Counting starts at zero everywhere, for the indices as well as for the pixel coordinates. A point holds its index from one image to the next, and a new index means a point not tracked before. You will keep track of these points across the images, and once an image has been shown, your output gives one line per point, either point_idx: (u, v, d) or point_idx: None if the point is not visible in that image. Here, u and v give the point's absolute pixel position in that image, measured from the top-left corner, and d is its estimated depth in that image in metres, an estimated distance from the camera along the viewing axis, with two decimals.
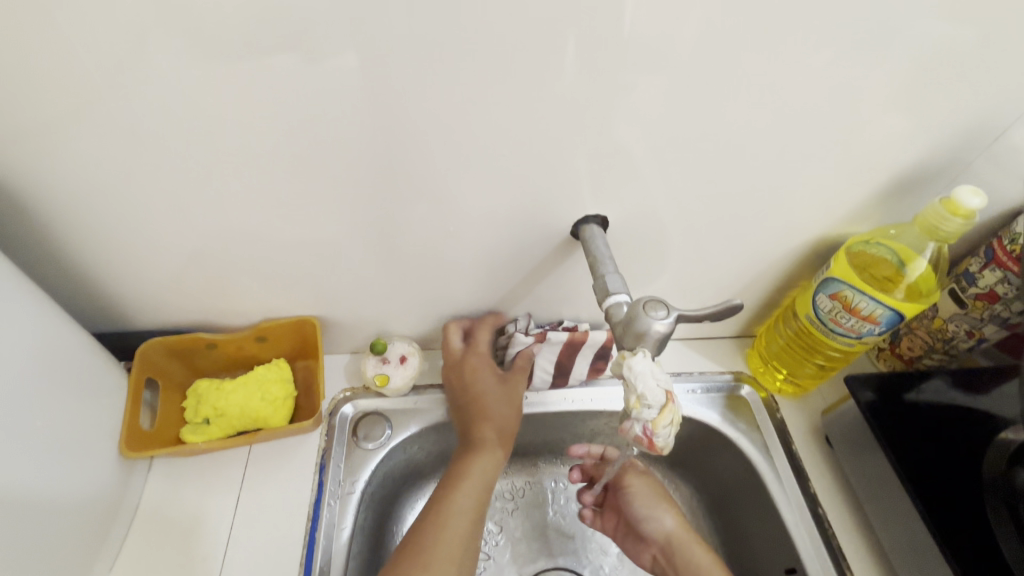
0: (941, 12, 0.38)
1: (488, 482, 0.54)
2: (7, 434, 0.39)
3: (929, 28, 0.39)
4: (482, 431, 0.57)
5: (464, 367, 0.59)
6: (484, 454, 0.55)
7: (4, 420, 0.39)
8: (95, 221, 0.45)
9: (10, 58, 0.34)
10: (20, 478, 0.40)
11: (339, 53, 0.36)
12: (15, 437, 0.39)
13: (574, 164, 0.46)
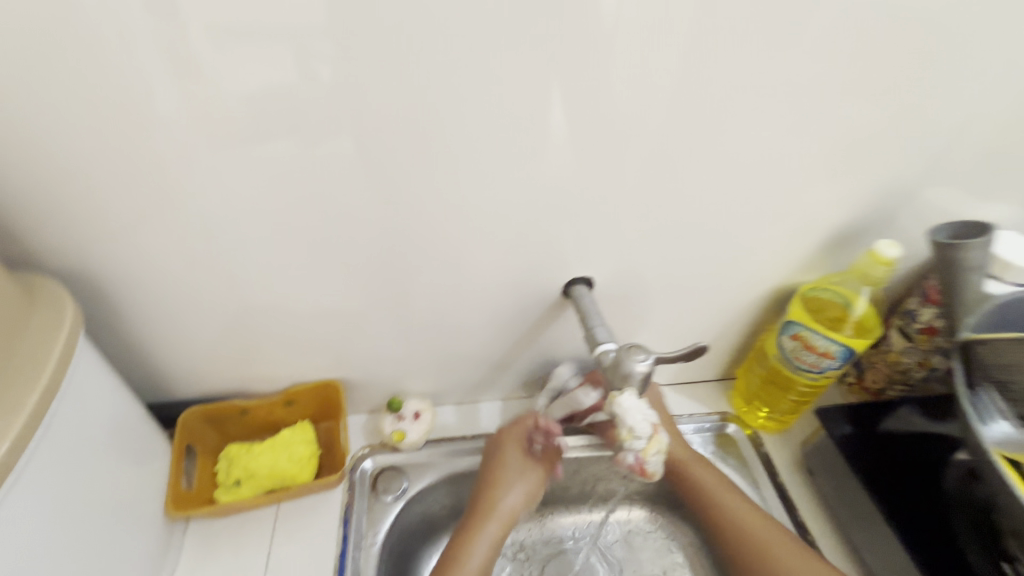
0: (844, 104, 0.49)
1: (488, 555, 0.59)
2: (77, 493, 0.44)
3: (837, 116, 0.49)
4: (494, 500, 0.61)
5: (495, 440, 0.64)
6: (490, 524, 0.60)
7: (76, 480, 0.44)
8: (154, 303, 0.53)
9: (114, 174, 0.43)
10: (83, 535, 0.44)
11: (371, 156, 0.46)
12: (83, 496, 0.45)
13: (563, 234, 0.55)
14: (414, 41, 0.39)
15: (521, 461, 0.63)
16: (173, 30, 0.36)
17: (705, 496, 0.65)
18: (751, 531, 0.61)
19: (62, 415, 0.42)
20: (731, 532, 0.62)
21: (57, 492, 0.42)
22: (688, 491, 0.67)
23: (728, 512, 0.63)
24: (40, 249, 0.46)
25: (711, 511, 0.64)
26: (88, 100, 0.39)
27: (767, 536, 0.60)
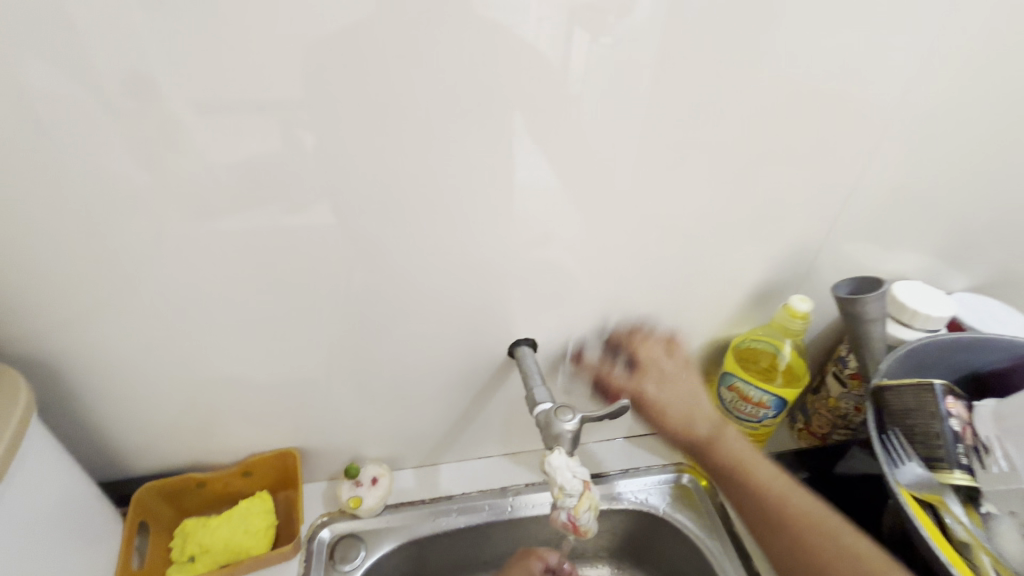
0: (747, 174, 0.55)
1: None
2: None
3: (742, 184, 0.55)
4: None
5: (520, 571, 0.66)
6: None
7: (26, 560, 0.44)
8: (112, 381, 0.55)
9: (71, 262, 0.46)
10: None
11: (315, 238, 0.50)
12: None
13: (503, 300, 0.59)
14: (350, 139, 0.45)
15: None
16: (131, 137, 0.41)
17: (733, 468, 0.59)
18: (785, 506, 0.55)
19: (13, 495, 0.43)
20: (763, 505, 0.56)
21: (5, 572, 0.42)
22: (715, 471, 0.61)
23: (778, 492, 0.56)
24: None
25: (749, 494, 0.57)
26: (52, 199, 0.43)
27: (811, 510, 0.54)
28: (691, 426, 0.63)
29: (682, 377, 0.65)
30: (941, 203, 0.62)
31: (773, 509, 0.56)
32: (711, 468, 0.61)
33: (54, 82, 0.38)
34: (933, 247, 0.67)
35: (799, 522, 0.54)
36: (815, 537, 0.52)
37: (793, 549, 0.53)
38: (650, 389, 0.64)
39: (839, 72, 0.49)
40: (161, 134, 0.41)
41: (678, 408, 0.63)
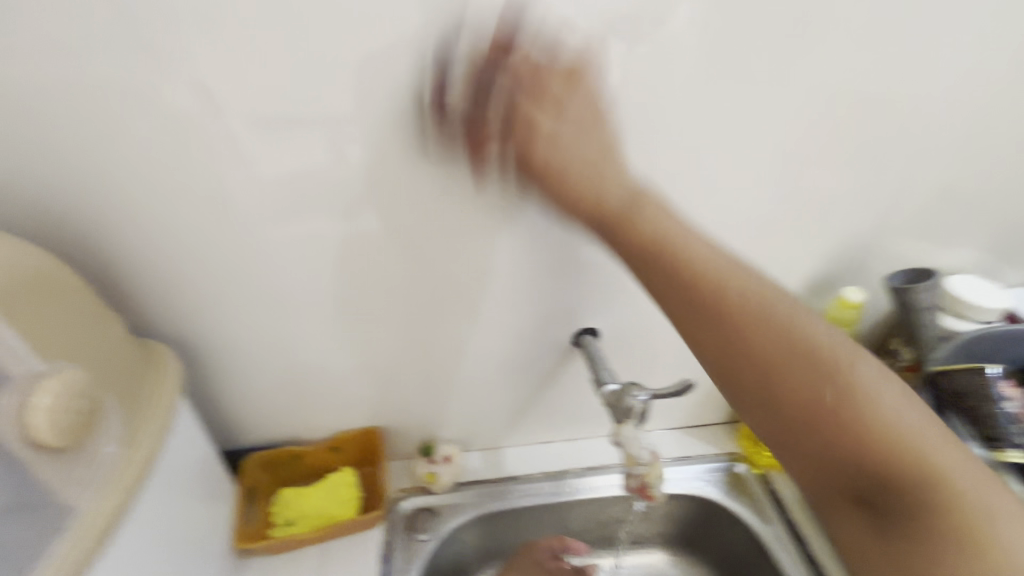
0: (804, 171, 0.58)
1: None
2: (178, 522, 0.52)
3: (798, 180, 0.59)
4: None
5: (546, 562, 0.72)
6: None
7: (181, 507, 0.52)
8: (230, 360, 0.63)
9: (209, 254, 0.54)
10: (181, 558, 0.52)
11: (408, 235, 0.56)
12: (181, 524, 0.52)
13: (566, 293, 0.65)
14: (444, 148, 0.51)
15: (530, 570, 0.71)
16: (267, 149, 0.49)
17: (735, 355, 0.41)
18: (805, 371, 0.39)
19: (173, 448, 0.51)
20: (784, 393, 0.40)
21: (168, 514, 0.50)
22: (687, 310, 0.42)
23: (788, 349, 0.40)
24: (147, 319, 0.57)
25: (746, 342, 0.40)
26: (201, 202, 0.51)
27: (846, 363, 0.40)
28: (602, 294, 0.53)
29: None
30: (993, 199, 0.64)
31: (791, 381, 0.40)
32: (700, 327, 0.42)
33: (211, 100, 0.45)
34: (986, 242, 0.68)
35: (808, 423, 0.39)
36: (823, 429, 0.39)
37: (771, 397, 0.40)
38: None
39: (891, 77, 0.53)
40: (292, 146, 0.49)
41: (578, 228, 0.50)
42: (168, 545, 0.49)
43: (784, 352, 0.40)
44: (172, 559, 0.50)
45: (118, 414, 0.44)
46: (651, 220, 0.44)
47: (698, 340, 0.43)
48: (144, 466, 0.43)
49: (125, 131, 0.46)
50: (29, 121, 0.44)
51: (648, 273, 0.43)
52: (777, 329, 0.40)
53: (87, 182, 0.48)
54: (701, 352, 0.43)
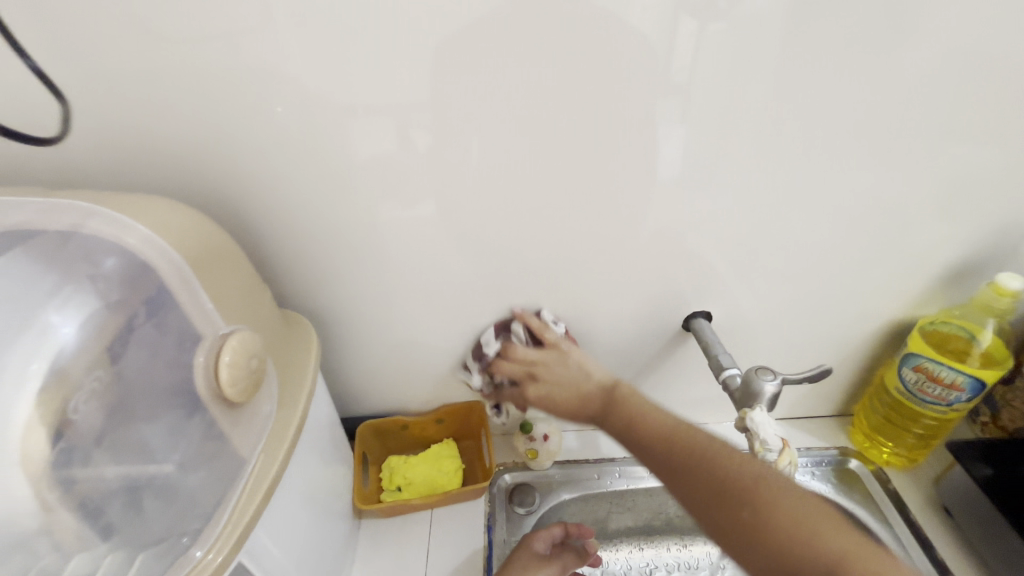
0: (956, 145, 0.53)
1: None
2: (314, 479, 0.55)
3: (948, 155, 0.54)
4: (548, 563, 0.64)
5: (562, 540, 0.67)
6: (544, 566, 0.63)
7: (316, 467, 0.56)
8: (352, 335, 0.66)
9: (339, 231, 0.57)
10: (317, 513, 0.55)
11: (526, 213, 0.56)
12: (316, 483, 0.56)
13: (681, 277, 0.63)
14: (574, 126, 0.51)
15: (537, 562, 0.63)
16: (402, 132, 0.50)
17: (707, 491, 0.42)
18: (792, 516, 0.39)
19: (312, 413, 0.54)
20: (773, 538, 0.38)
21: (307, 472, 0.53)
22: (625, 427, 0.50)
23: (751, 500, 0.40)
24: (283, 291, 0.61)
25: (663, 450, 0.46)
26: (339, 181, 0.53)
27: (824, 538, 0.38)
28: (583, 389, 0.56)
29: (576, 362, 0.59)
30: None
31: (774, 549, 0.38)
32: (630, 430, 0.49)
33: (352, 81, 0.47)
34: None
35: (748, 529, 0.39)
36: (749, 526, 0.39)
37: (713, 497, 0.41)
38: (530, 387, 0.60)
39: None
40: (425, 124, 0.50)
41: (563, 393, 0.57)
42: (308, 502, 0.53)
43: (748, 518, 0.39)
44: (309, 515, 0.54)
45: (274, 376, 0.47)
46: (656, 431, 0.48)
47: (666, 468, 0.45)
48: (297, 426, 0.46)
49: (279, 115, 0.48)
50: (190, 107, 0.48)
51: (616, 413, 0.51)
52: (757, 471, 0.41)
53: (240, 166, 0.51)
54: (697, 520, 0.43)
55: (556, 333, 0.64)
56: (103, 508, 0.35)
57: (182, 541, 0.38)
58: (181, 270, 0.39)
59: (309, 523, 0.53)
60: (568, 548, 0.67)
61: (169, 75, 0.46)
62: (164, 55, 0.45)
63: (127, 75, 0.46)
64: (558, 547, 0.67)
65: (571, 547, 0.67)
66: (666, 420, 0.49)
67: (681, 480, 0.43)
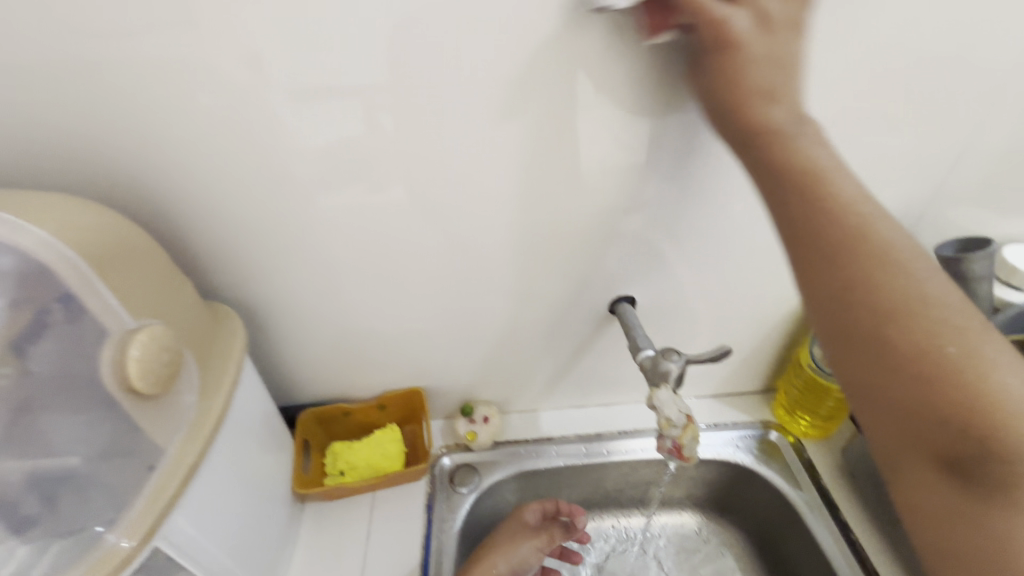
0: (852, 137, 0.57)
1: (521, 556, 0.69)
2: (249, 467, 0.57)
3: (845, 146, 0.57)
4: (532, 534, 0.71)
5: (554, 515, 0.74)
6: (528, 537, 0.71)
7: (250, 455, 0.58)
8: (286, 323, 0.67)
9: (266, 224, 0.57)
10: (252, 499, 0.57)
11: (450, 202, 0.58)
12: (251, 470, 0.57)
13: (608, 261, 0.65)
14: (491, 118, 0.52)
15: (522, 531, 0.71)
16: (320, 123, 0.50)
17: (873, 326, 0.40)
18: (977, 372, 0.37)
19: (241, 402, 0.56)
20: (938, 390, 0.37)
21: (239, 460, 0.55)
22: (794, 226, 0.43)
23: (931, 339, 0.38)
24: (214, 283, 0.62)
25: (834, 263, 0.41)
26: (260, 172, 0.53)
27: (1008, 387, 0.36)
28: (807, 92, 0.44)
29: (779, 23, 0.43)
30: None
31: (934, 388, 0.37)
32: (808, 242, 0.42)
33: (264, 76, 0.47)
34: None
35: (926, 371, 0.37)
36: (924, 371, 0.37)
37: (876, 333, 0.39)
38: (743, 28, 0.42)
39: (955, 36, 0.50)
40: (342, 116, 0.50)
41: (789, 86, 0.43)
42: (241, 488, 0.55)
43: (923, 354, 0.38)
44: (244, 500, 0.55)
45: (194, 367, 0.48)
46: (837, 206, 0.42)
47: (833, 283, 0.41)
48: (218, 414, 0.48)
49: (192, 106, 0.48)
50: (101, 102, 0.47)
51: (791, 197, 0.43)
52: (953, 301, 0.39)
53: (159, 156, 0.51)
54: (848, 346, 0.40)
55: None
56: (18, 504, 0.36)
57: (96, 530, 0.40)
58: (80, 271, 0.39)
59: (243, 508, 0.55)
60: (555, 523, 0.74)
61: (76, 68, 0.45)
62: (69, 46, 0.44)
63: (30, 69, 0.45)
64: (546, 521, 0.73)
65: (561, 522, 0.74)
66: (858, 194, 0.42)
67: (850, 304, 0.40)
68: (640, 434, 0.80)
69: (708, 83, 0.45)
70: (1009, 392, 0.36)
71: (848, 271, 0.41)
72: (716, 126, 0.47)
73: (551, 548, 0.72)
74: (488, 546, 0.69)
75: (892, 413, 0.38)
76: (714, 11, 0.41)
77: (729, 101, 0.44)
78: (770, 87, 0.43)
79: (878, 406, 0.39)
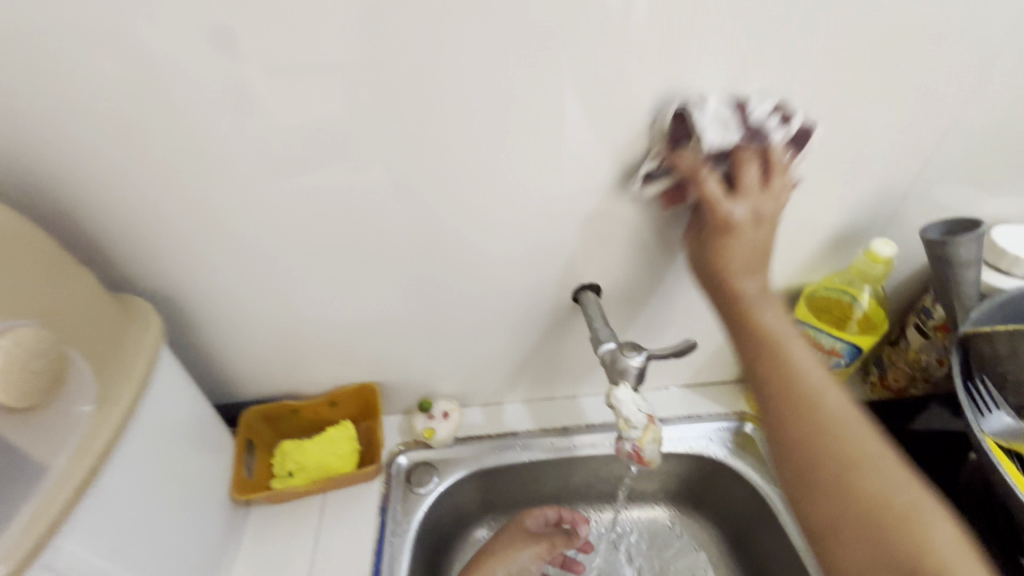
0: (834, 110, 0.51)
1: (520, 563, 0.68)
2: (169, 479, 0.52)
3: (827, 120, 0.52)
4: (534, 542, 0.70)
5: (558, 523, 0.73)
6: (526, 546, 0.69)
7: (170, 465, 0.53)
8: (218, 318, 0.61)
9: (182, 211, 0.51)
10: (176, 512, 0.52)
11: (391, 181, 0.52)
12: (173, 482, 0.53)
13: (572, 248, 0.60)
14: (427, 90, 0.46)
15: (523, 538, 0.70)
16: (229, 97, 0.44)
17: (809, 454, 0.45)
18: (898, 508, 0.41)
19: (156, 409, 0.50)
20: (865, 518, 0.41)
21: (154, 470, 0.50)
22: (752, 367, 0.50)
23: (855, 471, 0.43)
24: (132, 276, 0.56)
25: (778, 398, 0.47)
26: (166, 150, 0.47)
27: (930, 531, 0.39)
28: (768, 243, 0.50)
29: (770, 209, 0.49)
30: None
31: (858, 510, 0.41)
32: (762, 384, 0.49)
33: (155, 40, 0.41)
34: None
35: (854, 501, 0.42)
36: (847, 502, 0.42)
37: (811, 458, 0.44)
38: (737, 210, 0.49)
39: None
40: (253, 87, 0.44)
41: (743, 251, 0.50)
42: (157, 501, 0.50)
43: (850, 487, 0.42)
44: (160, 514, 0.51)
45: (89, 375, 0.43)
46: (787, 357, 0.49)
47: (773, 415, 0.47)
48: (118, 424, 0.43)
49: (76, 73, 0.42)
50: None
51: (748, 342, 0.50)
52: (872, 444, 0.44)
53: (48, 135, 0.45)
54: (789, 471, 0.45)
55: (790, 128, 0.48)
56: None
57: None
58: None
59: (159, 523, 0.50)
60: (558, 530, 0.73)
61: None
62: None
63: None
64: (549, 529, 0.72)
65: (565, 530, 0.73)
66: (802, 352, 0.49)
67: (787, 430, 0.46)
68: (609, 428, 0.76)
69: (700, 250, 0.52)
70: (939, 544, 0.39)
71: (784, 402, 0.47)
72: (700, 273, 0.54)
73: (552, 556, 0.71)
74: (488, 549, 0.69)
75: (825, 537, 0.42)
76: (720, 202, 0.49)
77: (714, 272, 0.51)
78: (752, 246, 0.50)
79: (818, 529, 0.43)
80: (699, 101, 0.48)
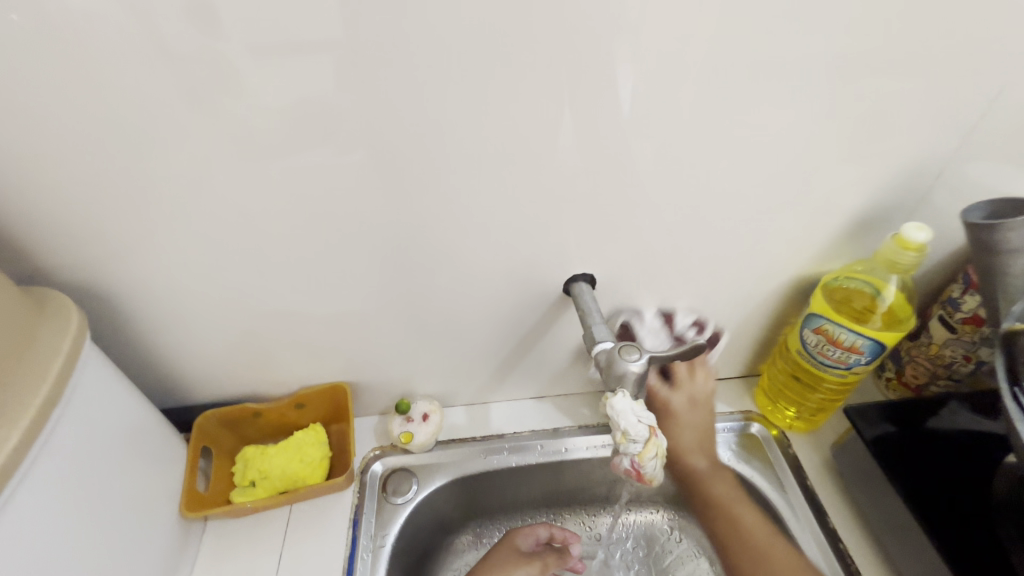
0: (861, 72, 0.44)
1: None
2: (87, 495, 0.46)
3: (854, 84, 0.45)
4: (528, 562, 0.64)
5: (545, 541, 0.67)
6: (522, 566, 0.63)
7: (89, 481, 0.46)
8: (164, 313, 0.54)
9: (107, 194, 0.44)
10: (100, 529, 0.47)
11: (346, 155, 0.44)
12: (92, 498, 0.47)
13: (562, 234, 0.53)
14: (382, 45, 0.39)
15: (516, 558, 0.64)
16: (146, 55, 0.37)
17: None
18: None
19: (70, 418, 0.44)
20: None
21: (63, 487, 0.44)
22: (707, 519, 0.60)
23: None
24: (57, 270, 0.49)
25: (727, 546, 0.57)
26: (84, 115, 0.40)
27: None
28: (706, 426, 0.63)
29: (703, 399, 0.63)
30: None
31: None
32: (715, 536, 0.59)
33: None
34: None
35: None
36: None
37: None
38: (676, 403, 0.62)
39: None
40: (172, 41, 0.37)
41: (690, 434, 0.62)
42: (74, 520, 0.45)
43: None
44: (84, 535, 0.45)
45: None
46: (732, 513, 0.58)
47: (726, 559, 0.57)
48: (27, 428, 0.40)
49: None
50: None
51: (697, 498, 0.61)
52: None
53: None
54: None
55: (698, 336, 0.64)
56: None
57: None
58: None
59: (80, 547, 0.45)
60: (547, 549, 0.67)
61: None
62: None
63: None
64: (536, 548, 0.67)
65: (554, 548, 0.68)
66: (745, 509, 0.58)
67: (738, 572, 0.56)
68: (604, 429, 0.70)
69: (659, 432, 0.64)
70: None
71: (734, 551, 0.57)
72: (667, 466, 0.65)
73: None
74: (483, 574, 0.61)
75: None
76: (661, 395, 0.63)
77: (673, 451, 0.62)
78: (695, 427, 0.62)
79: None
80: (638, 315, 0.63)
